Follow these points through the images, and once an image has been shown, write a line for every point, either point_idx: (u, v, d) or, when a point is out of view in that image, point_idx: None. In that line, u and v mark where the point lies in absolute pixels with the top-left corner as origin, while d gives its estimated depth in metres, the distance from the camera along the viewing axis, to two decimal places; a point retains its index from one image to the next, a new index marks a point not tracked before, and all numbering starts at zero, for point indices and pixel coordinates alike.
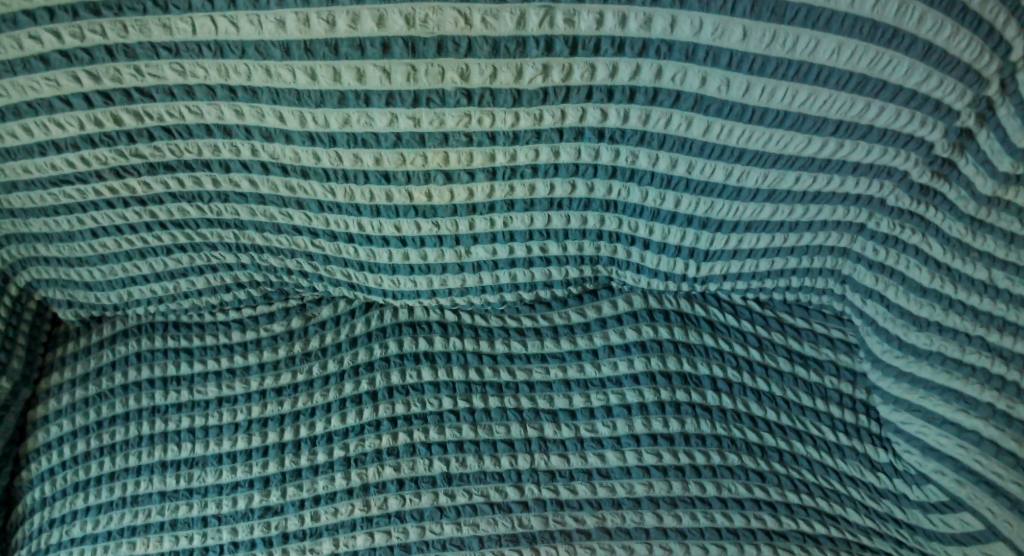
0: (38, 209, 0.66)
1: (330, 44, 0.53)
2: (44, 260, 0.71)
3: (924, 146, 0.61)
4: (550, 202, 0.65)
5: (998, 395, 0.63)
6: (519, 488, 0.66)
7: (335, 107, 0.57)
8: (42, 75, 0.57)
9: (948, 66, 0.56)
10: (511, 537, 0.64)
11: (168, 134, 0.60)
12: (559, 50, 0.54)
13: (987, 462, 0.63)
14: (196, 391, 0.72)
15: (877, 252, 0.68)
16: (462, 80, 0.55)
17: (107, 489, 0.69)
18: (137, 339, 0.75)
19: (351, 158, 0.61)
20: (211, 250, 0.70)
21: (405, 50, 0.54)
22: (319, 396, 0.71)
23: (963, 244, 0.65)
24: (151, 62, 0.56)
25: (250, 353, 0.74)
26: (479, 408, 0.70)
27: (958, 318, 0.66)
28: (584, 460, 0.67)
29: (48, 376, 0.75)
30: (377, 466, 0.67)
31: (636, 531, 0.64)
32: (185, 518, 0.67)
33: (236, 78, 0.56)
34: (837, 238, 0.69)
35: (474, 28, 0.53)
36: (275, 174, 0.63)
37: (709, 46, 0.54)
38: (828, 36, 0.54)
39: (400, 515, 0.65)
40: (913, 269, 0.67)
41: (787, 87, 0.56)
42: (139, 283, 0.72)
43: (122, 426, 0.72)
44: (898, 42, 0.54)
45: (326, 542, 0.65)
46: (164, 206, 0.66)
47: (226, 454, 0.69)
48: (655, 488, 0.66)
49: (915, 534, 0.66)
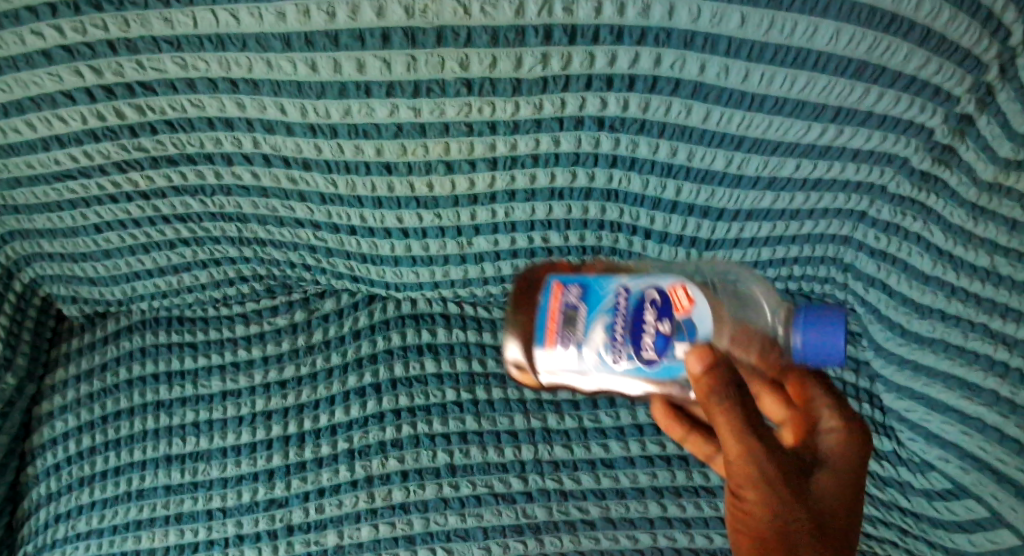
0: (42, 205, 0.66)
1: (330, 35, 0.54)
2: (47, 256, 0.71)
3: (924, 132, 0.61)
4: (551, 192, 0.65)
5: (1000, 382, 0.63)
6: (523, 479, 0.67)
7: (336, 98, 0.57)
8: (44, 70, 0.57)
9: (947, 51, 0.56)
10: (515, 528, 0.65)
11: (170, 128, 0.61)
12: (558, 39, 0.54)
13: (991, 448, 0.63)
14: (200, 386, 0.72)
15: (879, 240, 0.69)
16: (462, 70, 0.56)
17: (112, 483, 0.70)
18: (142, 334, 0.75)
19: (353, 149, 0.61)
20: (214, 244, 0.70)
21: (404, 40, 0.54)
22: (323, 389, 0.71)
23: (965, 231, 0.64)
24: (153, 56, 0.56)
25: (253, 347, 0.74)
26: (483, 399, 0.70)
27: (961, 305, 0.65)
28: (587, 450, 0.68)
29: (53, 372, 0.76)
30: (380, 457, 0.68)
31: (640, 521, 0.66)
32: (190, 512, 0.68)
33: (238, 71, 0.56)
34: (838, 226, 0.69)
35: (473, 18, 0.53)
36: (277, 167, 0.63)
37: (707, 33, 0.54)
38: (826, 22, 0.53)
39: (404, 506, 0.66)
40: (915, 256, 0.67)
41: (785, 73, 0.56)
42: (143, 278, 0.72)
43: (127, 421, 0.72)
44: (896, 27, 0.54)
45: (331, 535, 0.66)
46: (167, 201, 0.66)
47: (231, 448, 0.70)
48: (658, 477, 0.67)
49: (919, 521, 0.69)
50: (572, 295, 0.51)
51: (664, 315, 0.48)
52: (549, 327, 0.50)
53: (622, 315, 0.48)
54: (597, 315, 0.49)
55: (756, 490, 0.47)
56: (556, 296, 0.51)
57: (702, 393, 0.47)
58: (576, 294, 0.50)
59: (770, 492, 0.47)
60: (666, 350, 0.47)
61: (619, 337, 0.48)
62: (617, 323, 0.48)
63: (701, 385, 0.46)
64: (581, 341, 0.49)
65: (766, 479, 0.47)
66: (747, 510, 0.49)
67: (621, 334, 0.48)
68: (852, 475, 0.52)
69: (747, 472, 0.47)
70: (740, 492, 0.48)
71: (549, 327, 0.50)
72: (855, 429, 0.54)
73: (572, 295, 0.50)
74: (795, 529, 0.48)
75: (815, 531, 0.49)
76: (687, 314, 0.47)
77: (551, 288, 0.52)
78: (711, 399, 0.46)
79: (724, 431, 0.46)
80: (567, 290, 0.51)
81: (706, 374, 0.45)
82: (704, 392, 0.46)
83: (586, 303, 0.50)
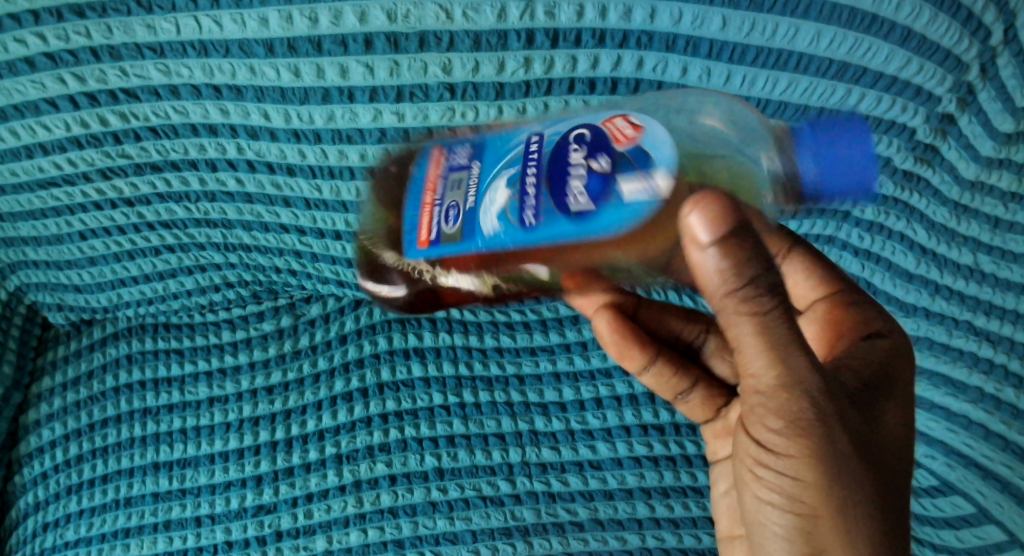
0: (25, 213, 0.66)
1: (313, 40, 0.54)
2: (33, 264, 0.71)
3: (906, 131, 0.60)
4: None
5: (985, 379, 0.65)
6: (511, 482, 0.67)
7: (319, 104, 0.58)
8: (27, 78, 0.56)
9: (929, 52, 0.56)
10: (503, 531, 0.66)
11: (154, 134, 0.60)
12: (540, 43, 0.55)
13: (976, 444, 0.65)
14: (187, 392, 0.72)
15: (864, 239, 0.66)
16: (444, 74, 0.56)
17: (100, 491, 0.70)
18: (128, 341, 0.75)
19: (337, 154, 0.61)
20: (199, 249, 0.70)
21: (388, 45, 0.54)
22: (310, 394, 0.71)
23: (948, 229, 0.65)
24: (136, 63, 0.55)
25: (239, 353, 0.73)
26: (469, 403, 0.69)
27: (945, 302, 0.66)
28: (575, 452, 0.68)
29: (39, 381, 0.75)
30: (368, 462, 0.68)
31: (628, 521, 0.66)
32: (179, 519, 0.68)
33: (220, 77, 0.56)
34: (821, 227, 0.66)
35: (455, 22, 0.53)
36: (261, 172, 0.63)
37: (689, 36, 0.55)
38: (807, 23, 0.54)
39: (393, 510, 0.67)
40: (899, 254, 0.65)
41: (767, 74, 0.56)
42: (129, 285, 0.72)
43: (115, 428, 0.72)
44: (877, 27, 0.54)
45: (319, 540, 0.66)
46: (152, 207, 0.66)
47: (218, 454, 0.70)
48: (646, 478, 0.67)
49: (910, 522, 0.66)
50: (458, 159, 0.44)
51: (599, 152, 0.38)
52: (427, 197, 0.43)
53: (535, 162, 0.40)
54: (495, 172, 0.42)
55: (794, 439, 0.37)
56: (436, 164, 0.45)
57: (738, 305, 0.35)
58: (466, 156, 0.44)
59: (818, 443, 0.37)
60: (605, 193, 0.37)
61: (529, 191, 0.39)
62: (528, 174, 0.40)
63: (726, 279, 0.35)
64: (470, 205, 0.41)
65: (817, 424, 0.36)
66: (777, 464, 0.38)
67: (532, 184, 0.39)
68: (910, 421, 0.43)
69: (787, 407, 0.36)
70: (773, 440, 0.37)
71: (426, 199, 0.43)
72: (900, 341, 0.46)
73: (458, 161, 0.44)
74: (845, 493, 0.37)
75: (867, 497, 0.38)
76: (636, 144, 0.38)
77: (431, 156, 0.46)
78: (738, 303, 0.35)
79: (752, 344, 0.36)
80: (450, 156, 0.45)
81: (729, 257, 0.34)
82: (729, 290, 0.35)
83: (477, 161, 0.43)
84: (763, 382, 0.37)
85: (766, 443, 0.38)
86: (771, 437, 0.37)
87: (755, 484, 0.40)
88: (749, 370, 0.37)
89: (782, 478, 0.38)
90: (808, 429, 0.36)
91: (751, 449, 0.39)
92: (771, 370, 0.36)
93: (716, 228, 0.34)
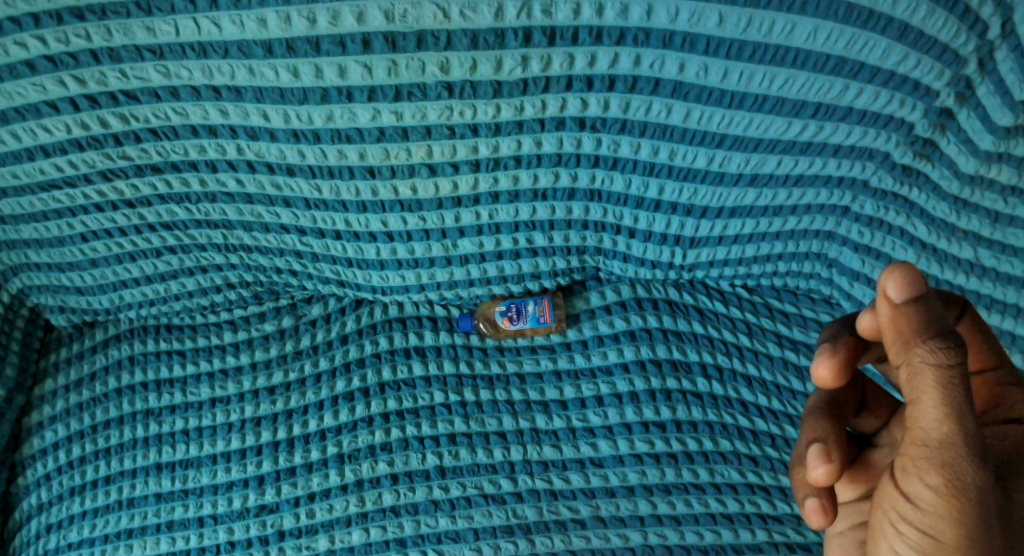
0: (27, 215, 0.66)
1: (311, 41, 0.53)
2: (34, 266, 0.71)
3: (904, 127, 0.60)
4: (534, 193, 0.65)
5: None
6: (513, 480, 0.67)
7: (318, 104, 0.57)
8: (28, 80, 0.56)
9: (926, 46, 0.55)
10: (505, 529, 0.66)
11: (155, 136, 0.61)
12: (537, 41, 0.54)
13: None
14: (189, 393, 0.73)
15: (864, 235, 0.68)
16: (442, 73, 0.55)
17: (103, 492, 0.70)
18: (130, 343, 0.76)
19: (336, 154, 0.61)
20: (200, 251, 0.70)
21: (386, 44, 0.53)
22: (312, 394, 0.72)
23: (948, 225, 0.66)
24: (136, 65, 0.56)
25: (241, 354, 0.74)
26: (471, 401, 0.70)
27: None
28: (576, 450, 0.68)
29: (42, 383, 0.76)
30: (370, 461, 0.68)
31: (631, 519, 0.66)
32: (181, 519, 0.69)
33: (220, 78, 0.56)
34: (822, 222, 0.69)
35: (453, 21, 0.52)
36: (261, 173, 0.63)
37: (686, 33, 0.54)
38: (805, 19, 0.53)
39: (395, 510, 0.67)
40: (899, 251, 0.68)
41: (765, 70, 0.56)
42: (130, 286, 0.72)
43: (117, 430, 0.72)
44: (874, 23, 0.53)
45: (322, 540, 0.66)
46: (153, 209, 0.66)
47: (220, 455, 0.70)
48: (648, 475, 0.67)
49: None
50: None
51: None
52: None
53: None
54: None
55: (952, 501, 0.30)
56: None
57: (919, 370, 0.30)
58: None
59: (979, 511, 0.30)
60: None
61: None
62: None
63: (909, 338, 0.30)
64: None
65: (981, 499, 0.30)
66: (923, 524, 0.32)
67: None
68: None
69: (953, 471, 0.30)
70: (925, 497, 0.31)
71: None
72: None
73: None
74: None
75: None
76: None
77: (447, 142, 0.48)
78: (925, 359, 0.30)
79: (926, 395, 0.30)
80: None
81: (920, 311, 0.30)
82: (917, 342, 0.30)
83: None
84: (928, 437, 0.31)
85: (913, 498, 0.32)
86: (923, 496, 0.31)
87: (891, 535, 0.34)
88: (915, 420, 0.31)
89: (923, 536, 0.32)
90: (970, 503, 0.30)
91: (892, 502, 0.33)
92: (944, 426, 0.30)
93: (909, 285, 0.31)
